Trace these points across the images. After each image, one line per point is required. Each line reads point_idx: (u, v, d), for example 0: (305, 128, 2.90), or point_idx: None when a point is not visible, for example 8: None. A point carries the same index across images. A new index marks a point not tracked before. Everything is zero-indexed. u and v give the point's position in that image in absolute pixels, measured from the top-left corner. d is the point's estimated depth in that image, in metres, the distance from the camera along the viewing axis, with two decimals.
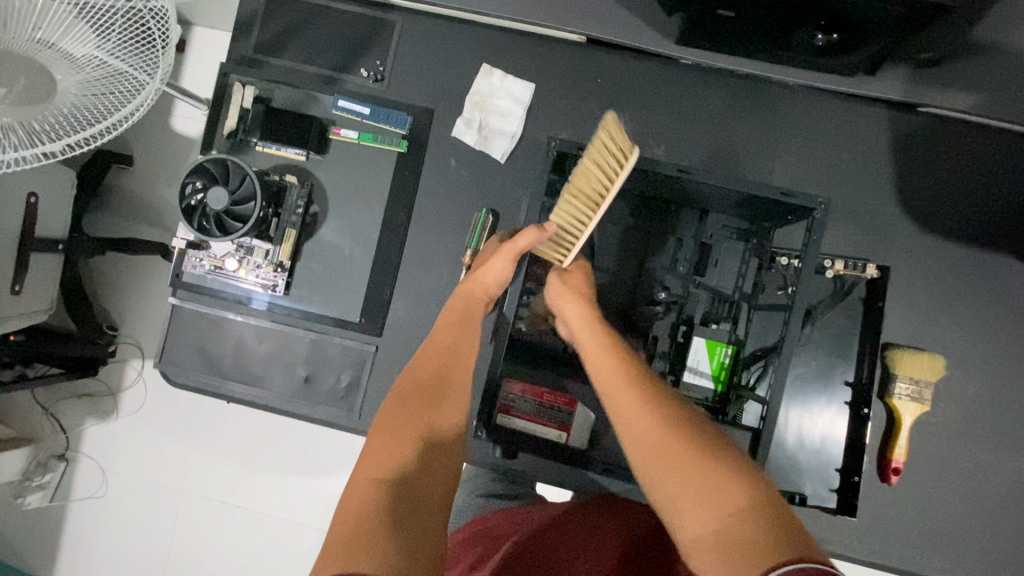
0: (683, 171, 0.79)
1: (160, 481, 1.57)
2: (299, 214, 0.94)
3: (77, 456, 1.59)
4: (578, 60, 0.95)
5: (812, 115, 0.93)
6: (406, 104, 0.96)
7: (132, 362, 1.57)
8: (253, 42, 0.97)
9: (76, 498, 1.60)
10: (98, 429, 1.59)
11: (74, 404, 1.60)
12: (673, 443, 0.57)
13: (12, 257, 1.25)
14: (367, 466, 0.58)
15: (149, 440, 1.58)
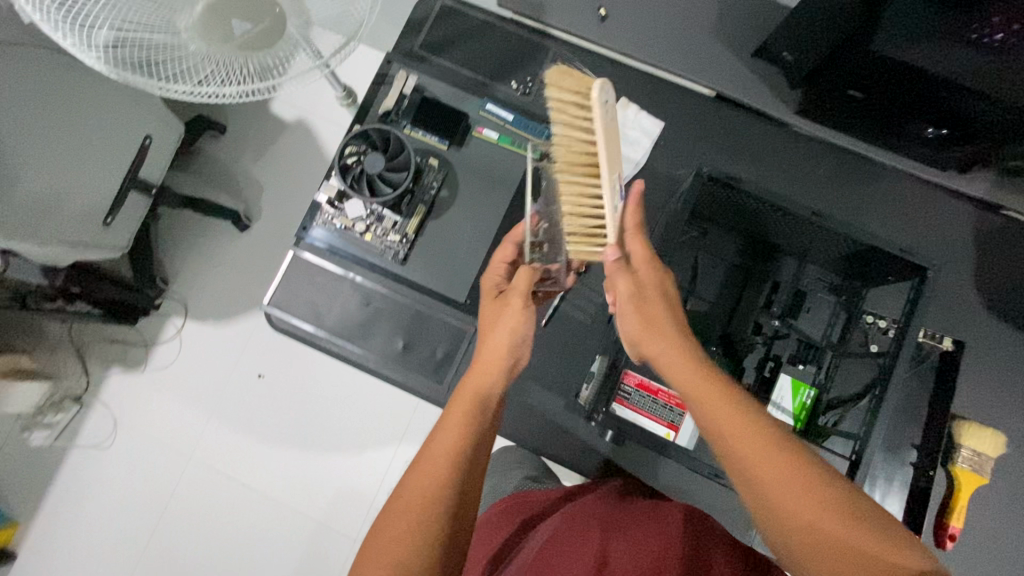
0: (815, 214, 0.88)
1: (174, 441, 1.55)
2: (432, 193, 1.02)
3: (93, 402, 1.57)
4: (704, 111, 1.07)
5: (902, 197, 1.03)
6: (545, 118, 1.06)
7: (174, 318, 1.60)
8: (419, 41, 1.09)
9: (79, 444, 1.56)
10: (124, 377, 1.58)
11: (107, 348, 1.60)
12: (792, 477, 0.52)
13: (115, 189, 1.24)
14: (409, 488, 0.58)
15: (174, 398, 1.57)
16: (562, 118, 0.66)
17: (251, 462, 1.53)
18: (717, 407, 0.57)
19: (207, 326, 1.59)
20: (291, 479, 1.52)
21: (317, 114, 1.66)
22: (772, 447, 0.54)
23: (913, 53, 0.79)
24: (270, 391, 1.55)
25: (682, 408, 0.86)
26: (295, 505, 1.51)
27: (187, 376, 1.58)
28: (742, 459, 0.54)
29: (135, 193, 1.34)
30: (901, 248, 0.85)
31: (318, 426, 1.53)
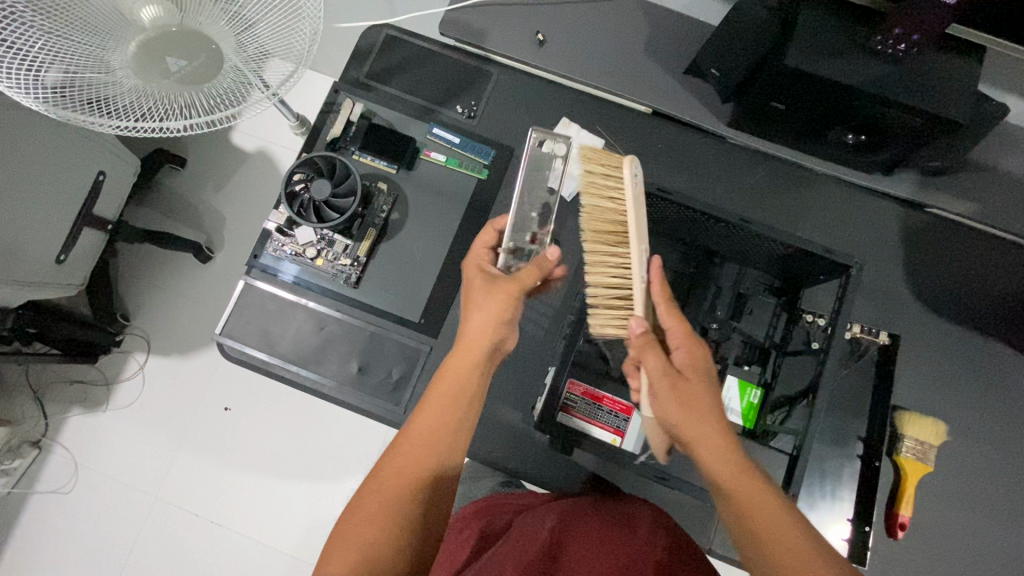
0: (745, 220, 0.93)
1: (137, 481, 1.51)
2: (382, 217, 1.04)
3: (52, 445, 1.53)
4: (642, 127, 1.11)
5: (834, 201, 1.08)
6: (491, 139, 1.10)
7: (136, 354, 1.58)
8: (365, 70, 1.12)
9: (38, 491, 1.51)
10: (84, 419, 1.55)
11: (64, 389, 1.56)
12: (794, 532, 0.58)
13: (66, 227, 1.25)
14: (384, 484, 0.61)
15: (137, 436, 1.53)
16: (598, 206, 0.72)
17: (218, 498, 1.49)
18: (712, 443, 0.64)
19: (169, 361, 1.57)
20: (260, 512, 1.49)
21: (275, 144, 1.67)
22: (772, 513, 0.59)
23: (837, 66, 0.84)
24: (235, 424, 1.53)
25: (627, 414, 0.90)
26: (265, 539, 1.48)
27: (149, 412, 1.55)
28: (749, 525, 0.59)
29: (89, 230, 1.33)
30: (824, 248, 0.90)
31: (285, 455, 1.51)
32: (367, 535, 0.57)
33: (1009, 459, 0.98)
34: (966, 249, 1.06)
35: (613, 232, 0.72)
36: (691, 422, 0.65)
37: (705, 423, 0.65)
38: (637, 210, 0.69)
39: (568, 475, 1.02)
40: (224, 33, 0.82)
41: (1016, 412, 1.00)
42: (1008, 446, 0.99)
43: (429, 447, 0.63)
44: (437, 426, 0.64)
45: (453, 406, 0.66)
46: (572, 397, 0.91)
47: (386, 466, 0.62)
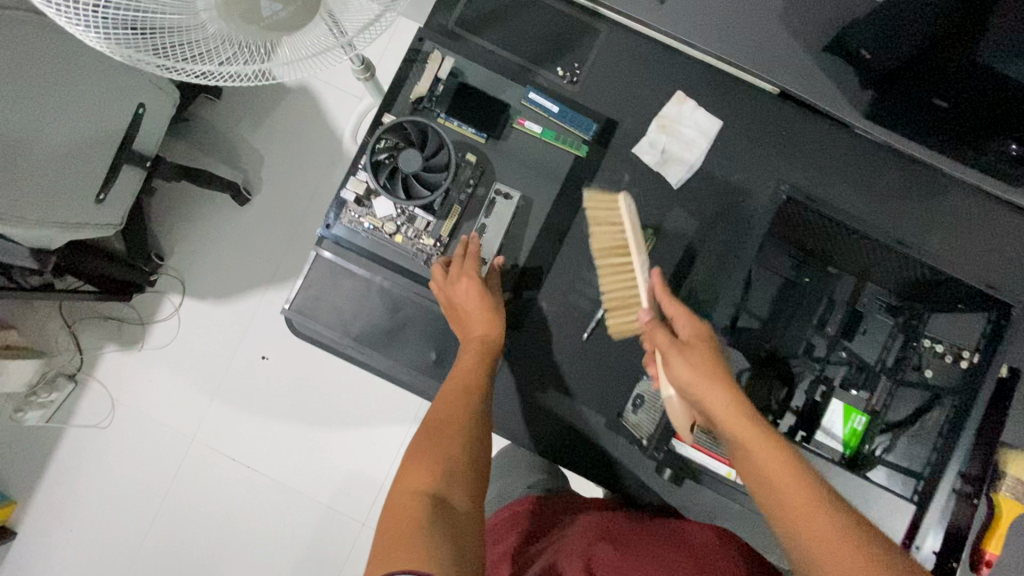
0: (899, 244, 0.85)
1: (174, 424, 1.48)
2: (468, 192, 0.94)
3: (87, 380, 1.49)
4: (765, 109, 0.98)
5: (975, 215, 0.96)
6: (594, 111, 0.97)
7: (171, 296, 1.51)
8: (455, 17, 0.97)
9: (74, 425, 1.49)
10: (121, 358, 1.50)
11: (98, 326, 1.51)
12: (829, 510, 0.59)
13: (106, 163, 1.12)
14: (438, 425, 0.75)
15: (175, 380, 1.50)
16: (607, 228, 0.82)
17: (260, 450, 1.47)
18: (782, 481, 0.61)
19: (204, 305, 1.51)
20: (300, 468, 1.46)
21: (325, 86, 1.54)
22: (806, 494, 0.60)
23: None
24: (277, 376, 1.48)
25: None
26: (306, 491, 1.46)
27: (185, 355, 1.50)
28: (776, 497, 0.61)
29: (128, 167, 1.21)
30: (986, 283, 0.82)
31: (328, 414, 1.47)
32: (430, 463, 0.69)
33: None
34: None
35: (618, 249, 0.81)
36: (702, 388, 0.68)
37: (712, 399, 0.67)
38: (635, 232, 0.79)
39: None
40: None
41: None
42: None
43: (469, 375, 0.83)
44: (461, 376, 0.82)
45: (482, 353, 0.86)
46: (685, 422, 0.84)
47: (435, 415, 0.78)
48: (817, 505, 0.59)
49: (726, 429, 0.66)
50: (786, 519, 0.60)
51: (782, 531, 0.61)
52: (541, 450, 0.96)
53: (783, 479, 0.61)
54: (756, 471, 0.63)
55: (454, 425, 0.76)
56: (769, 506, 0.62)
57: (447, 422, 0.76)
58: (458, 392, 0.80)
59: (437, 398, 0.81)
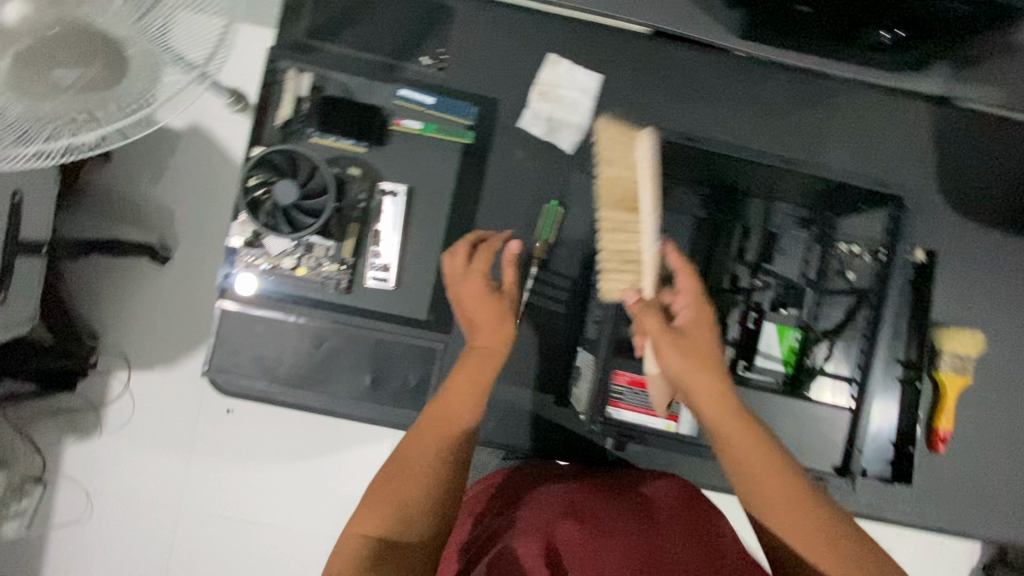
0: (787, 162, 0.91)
1: (161, 501, 1.33)
2: (361, 208, 0.90)
3: (53, 481, 1.33)
4: (642, 51, 0.95)
5: (862, 111, 0.97)
6: (470, 93, 0.93)
7: (116, 372, 1.34)
8: (303, 26, 0.91)
9: (53, 530, 1.33)
10: (74, 456, 1.34)
11: (48, 423, 1.34)
12: (820, 522, 0.55)
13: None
14: (408, 452, 0.63)
15: (145, 456, 1.33)
16: (624, 173, 0.69)
17: (257, 505, 1.33)
18: (789, 489, 0.56)
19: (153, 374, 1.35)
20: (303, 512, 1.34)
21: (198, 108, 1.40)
22: (795, 504, 0.56)
23: None
24: (250, 425, 1.37)
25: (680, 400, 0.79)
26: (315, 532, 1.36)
27: (152, 429, 1.34)
28: (763, 504, 0.57)
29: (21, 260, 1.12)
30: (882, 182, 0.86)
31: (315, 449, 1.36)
32: (394, 507, 0.58)
33: None
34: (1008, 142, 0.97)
35: (625, 201, 0.69)
36: (694, 381, 0.60)
37: (705, 392, 0.60)
38: (653, 183, 0.65)
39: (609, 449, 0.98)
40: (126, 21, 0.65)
41: None
42: None
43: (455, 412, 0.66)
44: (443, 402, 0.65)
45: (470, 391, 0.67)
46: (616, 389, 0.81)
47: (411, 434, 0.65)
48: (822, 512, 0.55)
49: (720, 433, 0.59)
50: (794, 532, 0.55)
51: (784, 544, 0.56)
52: (498, 445, 0.95)
53: (774, 487, 0.57)
54: (745, 477, 0.58)
55: (446, 451, 0.62)
56: (774, 519, 0.56)
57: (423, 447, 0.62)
58: (443, 405, 0.65)
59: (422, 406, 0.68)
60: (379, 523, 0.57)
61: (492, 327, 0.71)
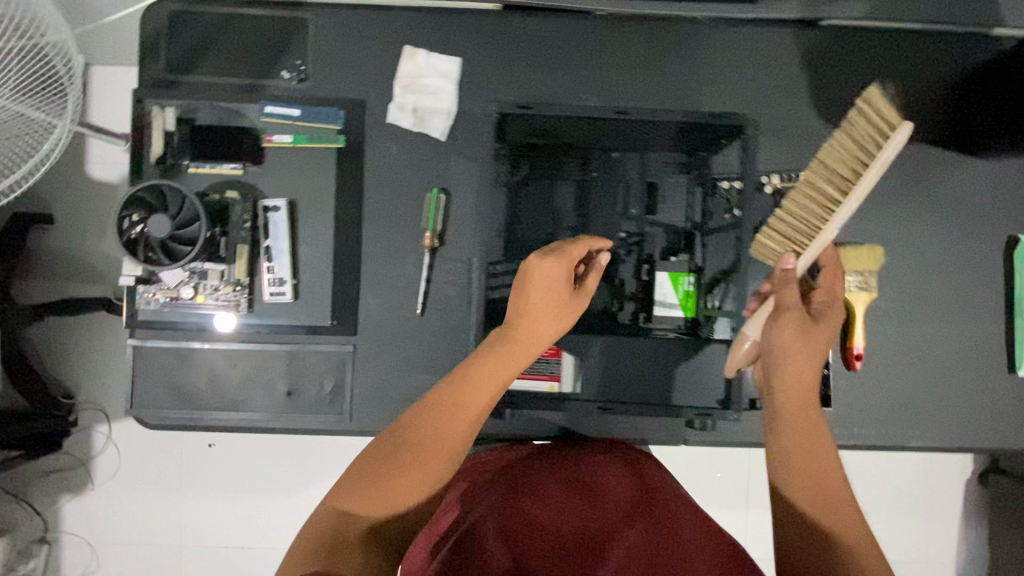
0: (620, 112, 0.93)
1: (160, 539, 1.39)
2: (247, 229, 0.93)
3: (59, 536, 1.39)
4: (497, 27, 0.95)
5: (728, 45, 0.96)
6: (335, 99, 0.94)
7: (98, 427, 1.38)
8: (163, 63, 0.93)
9: None
10: (77, 506, 1.39)
11: (45, 484, 1.39)
12: (829, 479, 0.69)
13: None
14: (416, 437, 0.70)
15: (137, 501, 1.38)
16: (860, 145, 0.78)
17: (250, 528, 1.38)
18: (821, 457, 0.71)
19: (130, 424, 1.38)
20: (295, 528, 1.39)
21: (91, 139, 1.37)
22: (819, 463, 0.70)
23: None
24: (228, 457, 1.37)
25: (556, 356, 0.91)
26: None
27: (139, 475, 1.38)
28: (785, 458, 0.71)
29: None
30: (707, 115, 0.92)
31: (296, 468, 1.37)
32: (378, 494, 0.67)
33: (946, 262, 0.98)
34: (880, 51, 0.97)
35: (850, 173, 0.78)
36: (794, 357, 0.75)
37: (802, 357, 0.75)
38: (881, 163, 0.74)
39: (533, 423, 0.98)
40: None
41: (949, 210, 0.98)
42: (947, 251, 0.98)
43: (476, 402, 0.73)
44: (448, 404, 0.72)
45: (484, 392, 0.74)
46: None
47: (428, 413, 0.72)
48: (836, 481, 0.69)
49: (784, 418, 0.74)
50: (806, 489, 0.69)
51: (789, 497, 0.70)
52: None
53: (808, 445, 0.71)
54: (788, 438, 0.72)
55: (447, 453, 0.70)
56: (794, 478, 0.70)
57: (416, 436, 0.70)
58: (459, 400, 0.73)
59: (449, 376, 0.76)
60: (356, 503, 0.67)
61: (544, 317, 0.77)
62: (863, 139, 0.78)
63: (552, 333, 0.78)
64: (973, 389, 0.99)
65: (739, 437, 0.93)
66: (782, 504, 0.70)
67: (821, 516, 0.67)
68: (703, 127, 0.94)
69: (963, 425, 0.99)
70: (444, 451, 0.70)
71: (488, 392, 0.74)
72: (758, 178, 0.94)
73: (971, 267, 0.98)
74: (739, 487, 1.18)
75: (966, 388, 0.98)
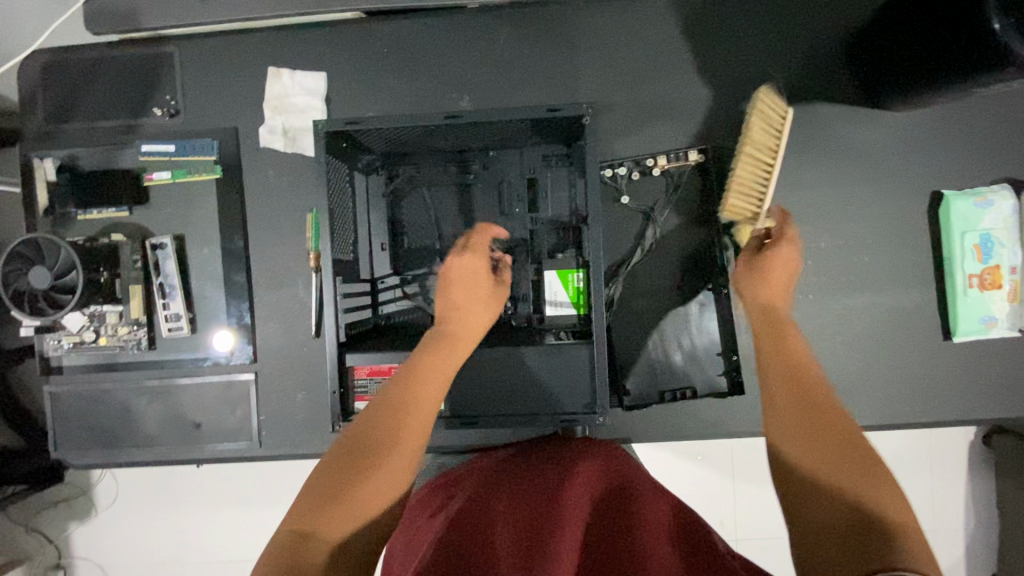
0: (451, 118, 0.80)
1: (159, 559, 1.45)
2: (138, 269, 0.94)
3: (73, 561, 1.48)
4: (360, 35, 0.93)
5: (601, 22, 0.91)
6: (207, 129, 0.94)
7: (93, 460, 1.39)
8: (41, 115, 0.95)
9: None
10: (83, 531, 1.47)
11: (51, 514, 1.47)
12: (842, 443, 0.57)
13: None
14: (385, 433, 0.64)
15: (133, 525, 1.45)
16: (766, 128, 0.85)
17: (239, 543, 1.42)
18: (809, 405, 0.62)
19: None
20: None
21: None
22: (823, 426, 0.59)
23: None
24: (212, 478, 1.42)
25: None
26: None
27: (133, 500, 1.44)
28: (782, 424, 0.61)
29: None
30: (542, 108, 0.79)
31: (276, 484, 1.40)
32: (359, 495, 0.59)
33: (867, 225, 0.91)
34: (768, 7, 0.89)
35: (767, 151, 0.85)
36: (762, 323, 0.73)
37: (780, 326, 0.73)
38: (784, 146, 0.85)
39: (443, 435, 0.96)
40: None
41: (864, 169, 0.90)
42: (866, 212, 0.91)
43: (432, 388, 0.70)
44: (408, 392, 0.68)
45: (436, 376, 0.71)
46: (359, 382, 0.81)
47: (390, 405, 0.67)
48: (845, 427, 0.59)
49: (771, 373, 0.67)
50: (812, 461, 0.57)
51: (800, 478, 0.56)
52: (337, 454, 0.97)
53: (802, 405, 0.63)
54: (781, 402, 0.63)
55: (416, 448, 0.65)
56: (784, 424, 0.61)
57: (373, 442, 0.64)
58: (419, 397, 0.69)
59: (401, 370, 0.71)
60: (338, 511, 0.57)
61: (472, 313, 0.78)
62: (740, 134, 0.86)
63: (482, 331, 0.79)
64: (909, 358, 0.91)
65: (647, 431, 0.91)
66: (799, 488, 0.56)
67: (849, 486, 0.54)
68: (552, 122, 0.83)
69: (902, 398, 0.91)
70: (411, 442, 0.65)
71: (441, 376, 0.72)
72: (639, 161, 0.89)
73: (894, 227, 0.91)
74: None
75: (903, 356, 0.91)
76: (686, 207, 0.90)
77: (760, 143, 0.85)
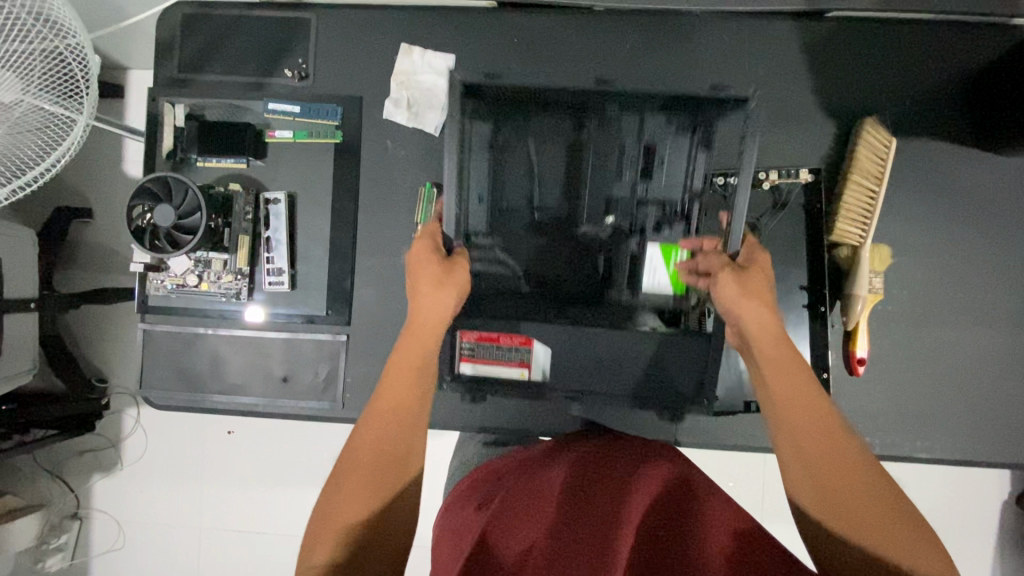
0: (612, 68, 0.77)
1: (179, 523, 1.40)
2: (249, 221, 0.96)
3: (90, 513, 1.43)
4: (492, 24, 0.96)
5: (726, 38, 0.94)
6: (334, 96, 0.97)
7: (129, 410, 1.41)
8: (176, 63, 0.99)
9: (96, 554, 1.43)
10: (110, 483, 1.42)
11: (79, 462, 1.43)
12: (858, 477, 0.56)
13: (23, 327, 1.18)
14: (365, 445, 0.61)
15: (158, 484, 1.41)
16: (868, 156, 0.88)
17: (265, 514, 1.37)
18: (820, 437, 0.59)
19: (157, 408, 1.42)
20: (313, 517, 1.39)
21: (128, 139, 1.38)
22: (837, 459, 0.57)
23: None
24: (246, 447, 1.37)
25: (526, 345, 0.88)
26: None
27: (161, 458, 1.40)
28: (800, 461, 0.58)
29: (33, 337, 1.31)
30: (711, 88, 0.83)
31: (312, 460, 1.36)
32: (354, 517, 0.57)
33: (965, 262, 0.93)
34: (892, 41, 0.92)
35: (871, 176, 0.88)
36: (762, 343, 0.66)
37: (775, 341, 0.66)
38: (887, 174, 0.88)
39: (522, 419, 0.97)
40: (13, 85, 0.77)
41: (967, 208, 0.92)
42: (965, 250, 0.93)
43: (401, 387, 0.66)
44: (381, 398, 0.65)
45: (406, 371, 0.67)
46: (467, 344, 0.90)
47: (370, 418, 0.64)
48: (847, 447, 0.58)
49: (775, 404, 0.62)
50: (834, 512, 0.55)
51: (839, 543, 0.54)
52: None
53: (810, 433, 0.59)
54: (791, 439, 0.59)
55: (398, 453, 0.62)
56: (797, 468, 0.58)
57: (364, 462, 0.60)
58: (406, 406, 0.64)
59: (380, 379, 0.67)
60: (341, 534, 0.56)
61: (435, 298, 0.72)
62: (845, 166, 0.90)
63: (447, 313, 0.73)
64: (994, 398, 0.92)
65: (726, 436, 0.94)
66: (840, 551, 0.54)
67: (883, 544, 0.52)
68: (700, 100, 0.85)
69: (983, 436, 0.92)
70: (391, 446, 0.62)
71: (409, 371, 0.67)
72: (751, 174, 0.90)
73: (990, 268, 0.92)
74: (753, 491, 1.14)
75: (988, 395, 0.92)
76: (789, 224, 0.92)
77: (863, 169, 0.88)
